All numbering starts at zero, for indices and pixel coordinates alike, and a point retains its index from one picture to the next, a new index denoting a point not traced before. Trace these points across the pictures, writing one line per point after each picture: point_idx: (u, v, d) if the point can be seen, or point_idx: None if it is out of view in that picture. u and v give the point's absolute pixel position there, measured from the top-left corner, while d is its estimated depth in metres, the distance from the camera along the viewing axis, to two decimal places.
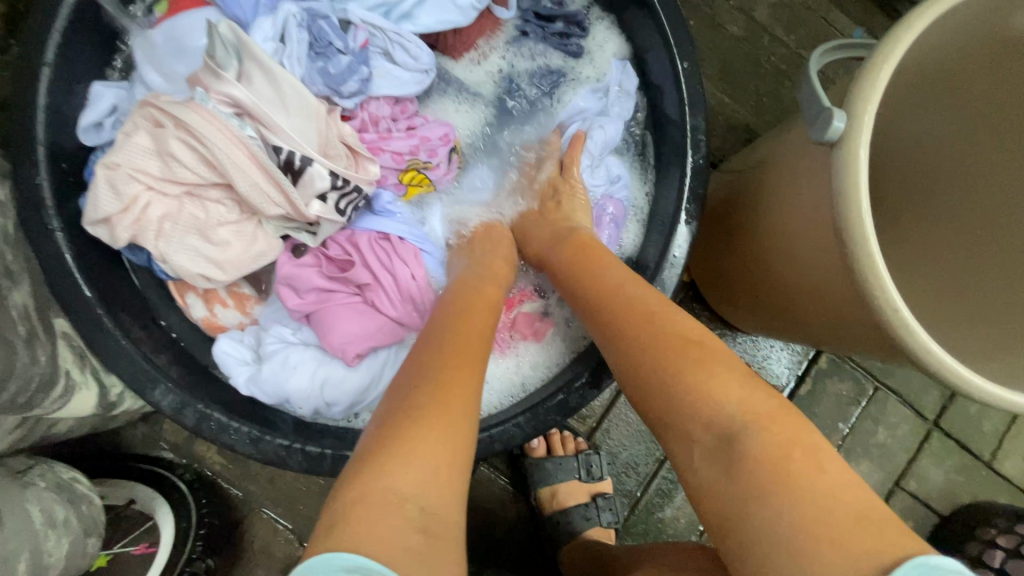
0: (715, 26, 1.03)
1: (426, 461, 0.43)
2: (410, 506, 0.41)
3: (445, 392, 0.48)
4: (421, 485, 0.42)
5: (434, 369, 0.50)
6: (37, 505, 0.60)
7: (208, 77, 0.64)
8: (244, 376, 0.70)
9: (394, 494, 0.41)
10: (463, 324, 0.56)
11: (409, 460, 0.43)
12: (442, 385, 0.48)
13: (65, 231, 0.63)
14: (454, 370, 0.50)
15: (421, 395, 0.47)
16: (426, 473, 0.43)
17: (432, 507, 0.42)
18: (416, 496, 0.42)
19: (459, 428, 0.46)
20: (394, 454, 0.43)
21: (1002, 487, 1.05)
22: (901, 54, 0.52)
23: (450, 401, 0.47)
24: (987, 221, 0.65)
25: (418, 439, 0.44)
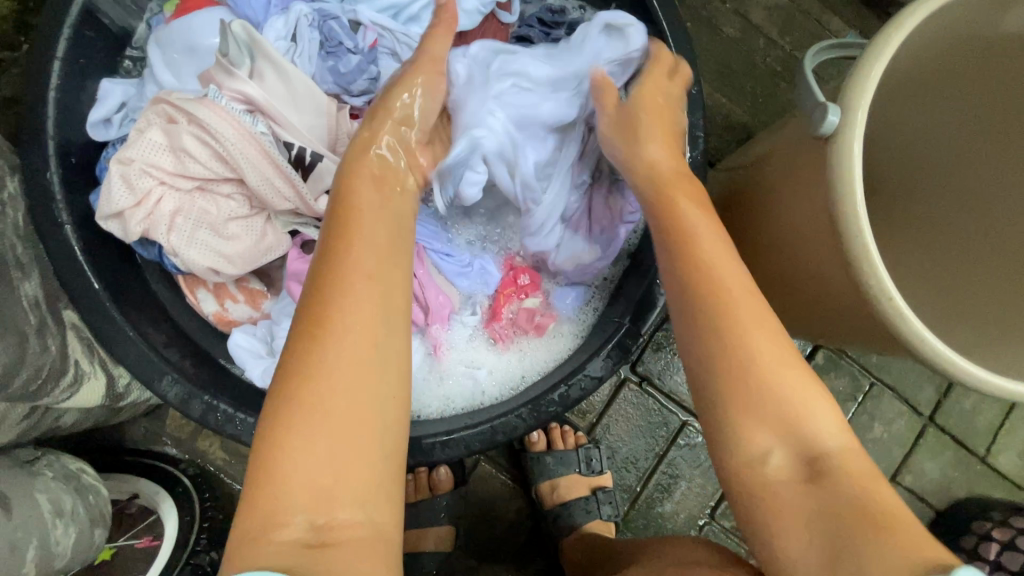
0: (711, 28, 1.05)
1: (297, 475, 0.43)
2: (296, 521, 0.42)
3: (303, 398, 0.45)
4: (299, 499, 0.43)
5: (287, 375, 0.46)
6: (46, 494, 0.61)
7: (221, 74, 0.66)
8: (259, 368, 0.71)
9: (272, 518, 0.42)
10: (332, 271, 0.50)
11: (278, 484, 0.43)
12: (297, 390, 0.45)
13: (73, 224, 0.64)
14: (313, 366, 0.46)
15: (276, 402, 0.45)
16: (304, 490, 0.43)
17: (319, 518, 0.43)
18: (297, 512, 0.42)
19: (327, 428, 0.44)
20: (265, 477, 0.43)
21: (995, 482, 1.06)
22: (892, 53, 0.54)
23: (307, 403, 0.45)
24: (980, 216, 0.66)
25: (287, 441, 0.44)
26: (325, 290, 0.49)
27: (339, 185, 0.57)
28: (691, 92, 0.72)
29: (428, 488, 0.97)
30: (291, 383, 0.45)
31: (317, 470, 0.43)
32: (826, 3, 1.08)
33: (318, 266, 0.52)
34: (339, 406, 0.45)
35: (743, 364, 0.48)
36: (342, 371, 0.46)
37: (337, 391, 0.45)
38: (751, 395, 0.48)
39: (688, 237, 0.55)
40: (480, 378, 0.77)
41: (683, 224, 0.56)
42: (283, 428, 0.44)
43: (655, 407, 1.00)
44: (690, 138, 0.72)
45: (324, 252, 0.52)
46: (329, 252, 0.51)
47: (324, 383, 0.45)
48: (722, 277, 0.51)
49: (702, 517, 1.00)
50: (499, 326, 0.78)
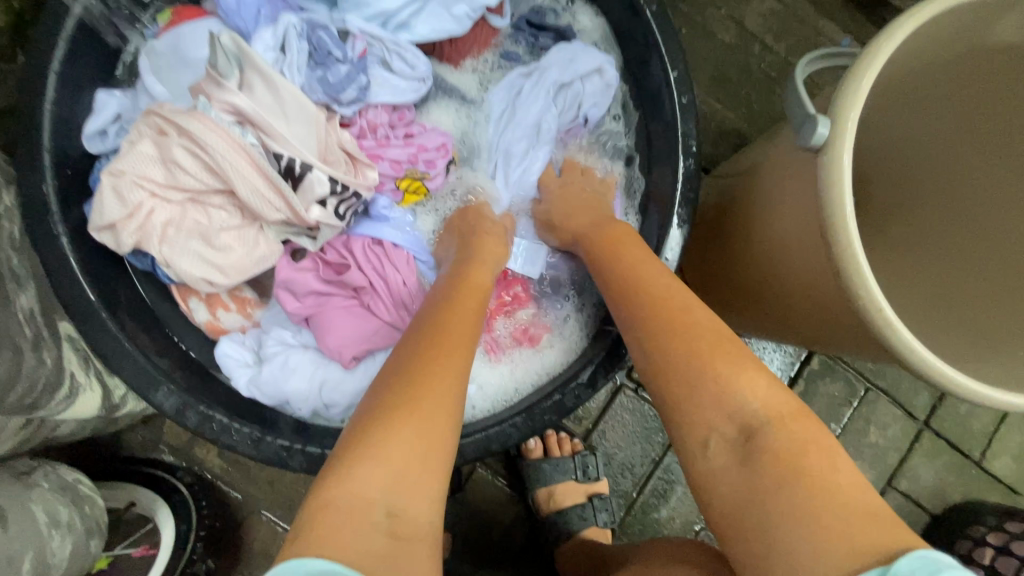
0: (706, 35, 1.05)
1: (392, 461, 0.45)
2: (376, 511, 0.43)
3: (418, 394, 0.49)
4: (388, 490, 0.44)
5: (408, 374, 0.50)
6: (41, 506, 0.61)
7: (210, 86, 0.65)
8: (245, 378, 0.72)
9: (354, 496, 0.44)
10: (451, 312, 0.58)
11: (373, 465, 0.45)
12: (416, 386, 0.49)
13: (69, 236, 0.64)
14: (432, 371, 0.51)
15: (387, 401, 0.48)
16: (392, 476, 0.45)
17: (398, 508, 0.44)
18: (381, 497, 0.44)
19: (426, 428, 0.47)
20: (363, 456, 0.45)
21: (991, 486, 1.07)
22: (881, 64, 0.54)
23: (419, 405, 0.48)
24: (969, 226, 0.67)
25: (393, 433, 0.46)
26: (451, 321, 0.57)
27: (461, 267, 0.67)
28: (682, 102, 0.72)
29: None
30: (407, 386, 0.49)
31: (407, 466, 0.45)
32: (820, 9, 1.08)
33: (428, 308, 0.60)
34: (445, 411, 0.49)
35: (705, 374, 0.51)
36: (456, 386, 0.51)
37: (445, 402, 0.49)
38: (722, 409, 0.50)
39: (639, 275, 0.61)
40: (470, 392, 0.76)
41: (625, 262, 0.64)
42: (391, 414, 0.47)
43: (650, 412, 1.01)
44: (683, 147, 0.72)
45: (446, 298, 0.61)
46: (448, 300, 0.60)
47: (436, 390, 0.49)
48: (669, 304, 0.57)
49: (698, 523, 1.00)
50: (490, 336, 0.78)
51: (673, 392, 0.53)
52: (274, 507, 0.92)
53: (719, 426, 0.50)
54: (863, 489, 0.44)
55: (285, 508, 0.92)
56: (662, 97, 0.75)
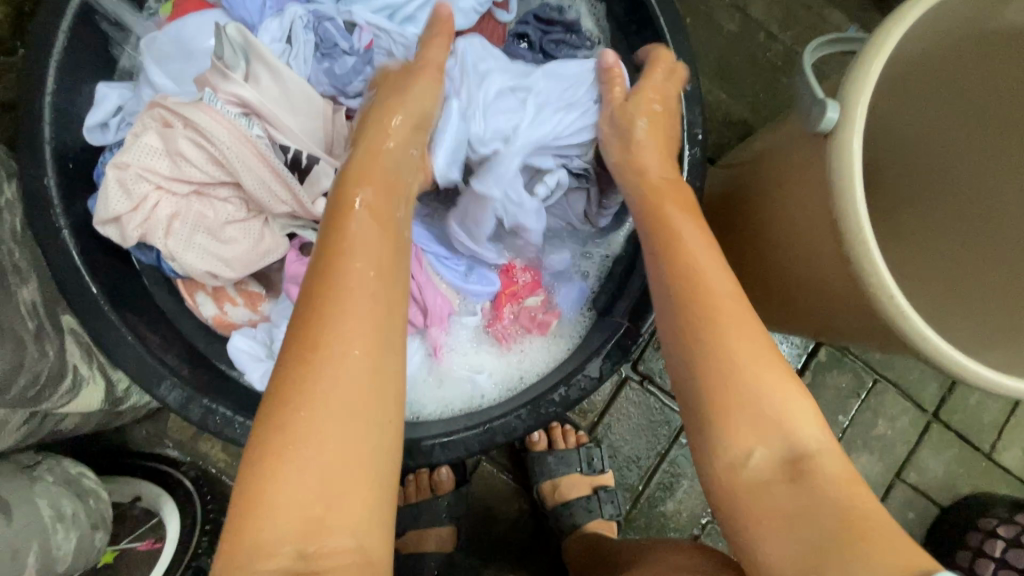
0: (711, 23, 1.04)
1: (286, 500, 0.43)
2: (282, 555, 0.42)
3: (294, 425, 0.44)
4: (287, 531, 0.43)
5: (278, 397, 0.45)
6: (47, 499, 0.61)
7: (215, 77, 0.65)
8: (260, 373, 0.71)
9: (259, 541, 0.42)
10: (329, 287, 0.49)
11: (267, 514, 0.43)
12: (292, 416, 0.44)
13: (71, 229, 0.64)
14: (303, 387, 0.45)
15: (264, 432, 0.44)
16: (291, 515, 0.43)
17: (308, 548, 0.43)
18: (288, 540, 0.42)
19: (316, 457, 0.44)
20: (254, 504, 0.43)
21: (1001, 478, 1.05)
22: (893, 46, 0.53)
23: (294, 432, 0.44)
24: (980, 212, 0.66)
25: (273, 473, 0.43)
26: (324, 318, 0.47)
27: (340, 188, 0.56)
28: (687, 89, 0.71)
29: (429, 488, 0.97)
30: (280, 410, 0.45)
31: (304, 503, 0.43)
32: None
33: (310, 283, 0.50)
34: (327, 439, 0.44)
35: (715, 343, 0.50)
36: (340, 401, 0.45)
37: (325, 418, 0.44)
38: (730, 365, 0.49)
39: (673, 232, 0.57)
40: (480, 382, 0.76)
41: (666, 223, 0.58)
42: (273, 452, 0.43)
43: (656, 405, 1.00)
44: (688, 135, 0.71)
45: (318, 275, 0.49)
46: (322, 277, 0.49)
47: (316, 410, 0.44)
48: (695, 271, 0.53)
49: (704, 516, 0.99)
50: (499, 325, 0.78)
51: (681, 344, 0.52)
52: None
53: (718, 390, 0.49)
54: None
55: None
56: None
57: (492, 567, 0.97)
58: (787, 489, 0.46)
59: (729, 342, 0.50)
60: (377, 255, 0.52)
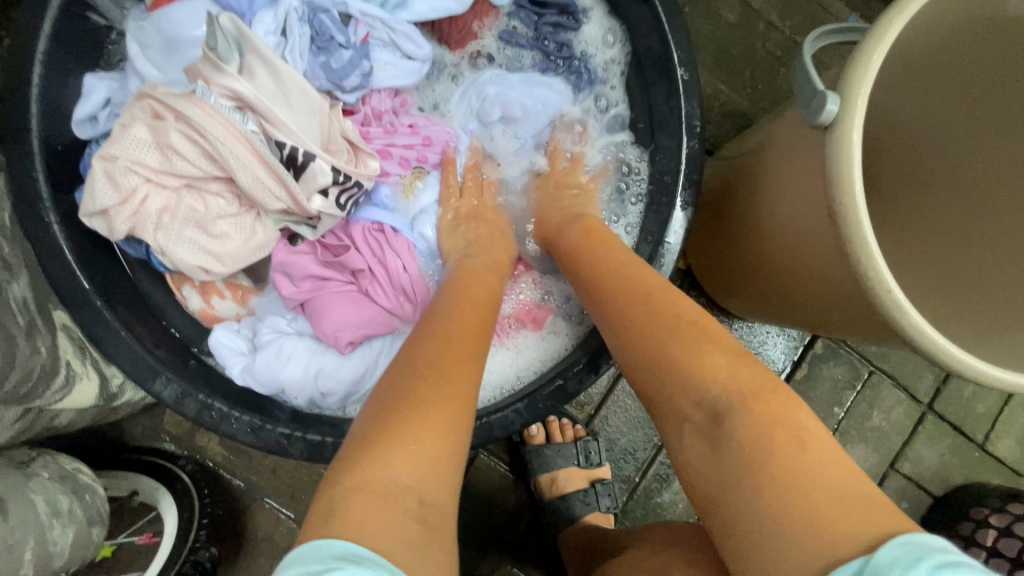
0: (709, 13, 1.03)
1: (427, 450, 0.46)
2: (410, 498, 0.44)
3: (446, 390, 0.50)
4: (416, 481, 0.45)
5: (425, 360, 0.52)
6: (42, 495, 0.61)
7: (207, 69, 0.63)
8: (241, 366, 0.70)
9: (388, 481, 0.44)
10: (470, 302, 0.61)
11: (408, 453, 0.45)
12: (446, 382, 0.50)
13: (62, 224, 0.63)
14: (451, 362, 0.52)
15: (420, 382, 0.50)
16: (421, 464, 0.45)
17: (427, 498, 0.45)
18: (414, 491, 0.44)
19: (456, 415, 0.49)
20: (405, 430, 0.46)
21: (994, 468, 1.06)
22: (892, 40, 0.52)
23: (444, 387, 0.50)
24: (976, 205, 0.66)
25: (430, 414, 0.48)
26: (474, 325, 0.58)
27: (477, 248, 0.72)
28: (685, 79, 0.70)
29: None
30: (429, 372, 0.51)
31: (438, 457, 0.47)
32: None
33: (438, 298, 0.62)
34: (467, 407, 0.50)
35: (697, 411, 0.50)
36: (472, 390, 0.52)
37: (468, 393, 0.51)
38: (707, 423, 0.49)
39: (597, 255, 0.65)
40: None
41: (610, 275, 0.62)
42: (418, 404, 0.48)
43: None
44: (687, 128, 0.70)
45: (454, 300, 0.61)
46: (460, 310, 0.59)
47: (458, 374, 0.52)
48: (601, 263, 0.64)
49: None
50: (494, 321, 0.77)
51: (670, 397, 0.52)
52: (277, 496, 0.92)
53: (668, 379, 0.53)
54: None
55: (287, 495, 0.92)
56: (664, 74, 0.73)
57: (489, 559, 0.97)
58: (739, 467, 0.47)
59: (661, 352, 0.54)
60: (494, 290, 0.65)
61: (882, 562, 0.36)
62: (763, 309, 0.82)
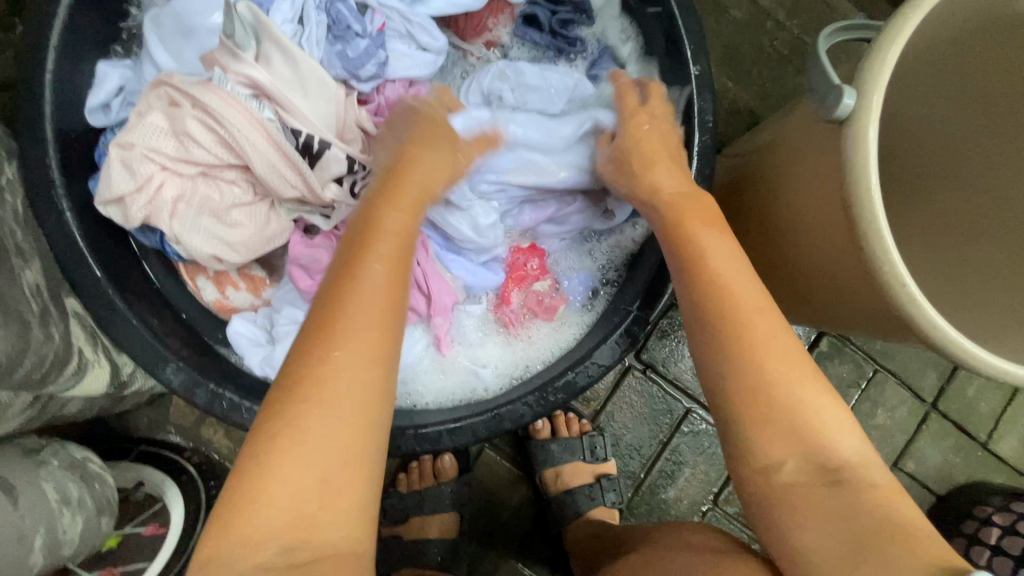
0: (718, 10, 1.03)
1: (278, 493, 0.43)
2: (271, 544, 0.43)
3: (291, 419, 0.45)
4: (276, 524, 0.43)
5: (287, 377, 0.46)
6: (52, 483, 0.61)
7: (225, 57, 0.63)
8: (259, 358, 0.70)
9: (245, 534, 0.43)
10: (353, 264, 0.51)
11: (262, 501, 0.43)
12: (290, 409, 0.45)
13: (74, 212, 0.63)
14: (308, 374, 0.46)
15: (273, 409, 0.45)
16: (283, 513, 0.43)
17: (292, 541, 0.43)
18: (274, 537, 0.43)
19: (313, 448, 0.44)
20: (256, 472, 0.43)
21: (996, 467, 1.07)
22: (909, 35, 0.53)
23: (297, 415, 0.45)
24: (985, 201, 0.66)
25: (278, 453, 0.44)
26: (340, 304, 0.48)
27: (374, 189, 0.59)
28: (698, 73, 0.70)
29: (432, 475, 0.97)
30: (284, 395, 0.46)
31: (299, 498, 0.43)
32: None
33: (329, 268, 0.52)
34: (321, 426, 0.45)
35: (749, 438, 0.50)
36: (337, 400, 0.45)
37: (327, 409, 0.45)
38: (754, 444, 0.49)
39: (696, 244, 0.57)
40: (484, 375, 0.75)
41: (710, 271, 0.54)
42: (273, 443, 0.44)
43: (659, 394, 1.01)
44: (699, 123, 0.70)
45: (337, 271, 0.51)
46: (332, 287, 0.50)
47: (322, 387, 0.45)
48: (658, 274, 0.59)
49: (705, 503, 1.00)
50: (508, 311, 0.78)
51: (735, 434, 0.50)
52: None
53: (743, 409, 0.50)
54: (874, 479, 0.47)
55: None
56: (677, 69, 0.73)
57: (494, 553, 0.97)
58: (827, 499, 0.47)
59: (756, 381, 0.49)
60: (393, 241, 0.54)
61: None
62: (769, 304, 0.83)
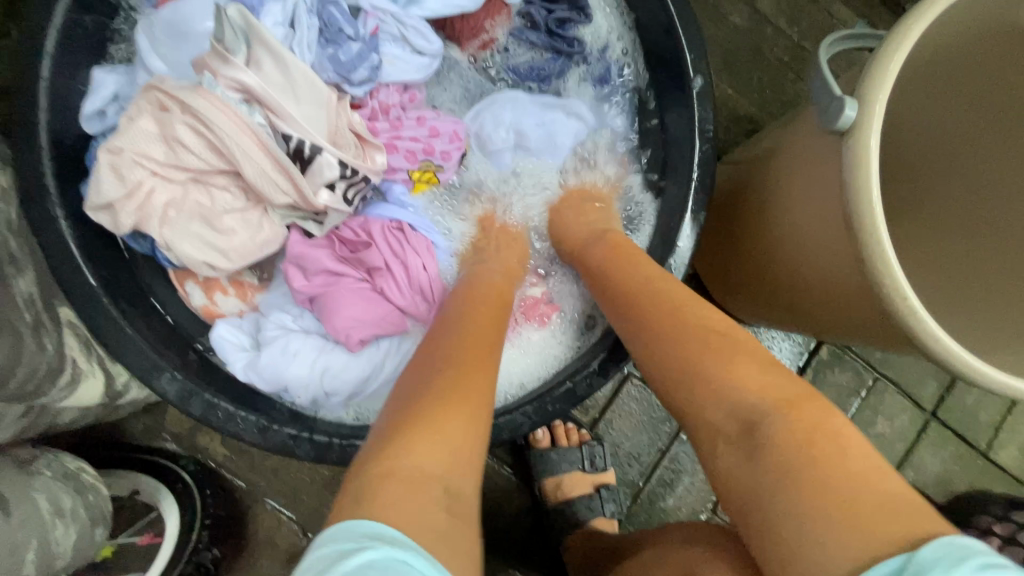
0: (719, 17, 1.03)
1: (449, 438, 0.47)
2: (436, 486, 0.44)
3: (463, 381, 0.51)
4: (441, 467, 0.45)
5: (441, 356, 0.55)
6: (45, 495, 0.60)
7: (215, 61, 0.63)
8: (242, 363, 0.70)
9: (410, 470, 0.44)
10: (477, 298, 0.65)
11: (438, 441, 0.46)
12: (466, 372, 0.52)
13: (69, 220, 0.62)
14: (474, 354, 0.55)
15: (442, 371, 0.52)
16: (446, 457, 0.46)
17: (453, 486, 0.45)
18: (440, 477, 0.44)
19: (482, 407, 0.50)
20: (435, 417, 0.47)
21: (997, 476, 1.06)
22: (911, 46, 0.52)
23: (469, 378, 0.52)
24: (987, 212, 0.66)
25: (457, 402, 0.49)
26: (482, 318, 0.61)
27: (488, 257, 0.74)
28: (698, 82, 0.70)
29: None
30: (448, 365, 0.53)
31: (462, 448, 0.47)
32: None
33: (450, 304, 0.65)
34: (489, 393, 0.52)
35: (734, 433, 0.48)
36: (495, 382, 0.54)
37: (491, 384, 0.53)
38: None
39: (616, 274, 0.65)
40: None
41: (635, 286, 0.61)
42: (446, 396, 0.49)
43: (657, 402, 1.00)
44: (699, 132, 0.70)
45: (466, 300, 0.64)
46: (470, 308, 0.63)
47: (480, 365, 0.54)
48: (617, 276, 0.64)
49: (704, 511, 1.00)
50: None
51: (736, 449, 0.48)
52: (279, 496, 0.91)
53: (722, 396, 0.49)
54: None
55: (290, 496, 0.91)
56: (678, 77, 0.72)
57: (491, 563, 0.96)
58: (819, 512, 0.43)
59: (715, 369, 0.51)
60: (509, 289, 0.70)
61: (923, 559, 0.35)
62: (769, 313, 0.83)
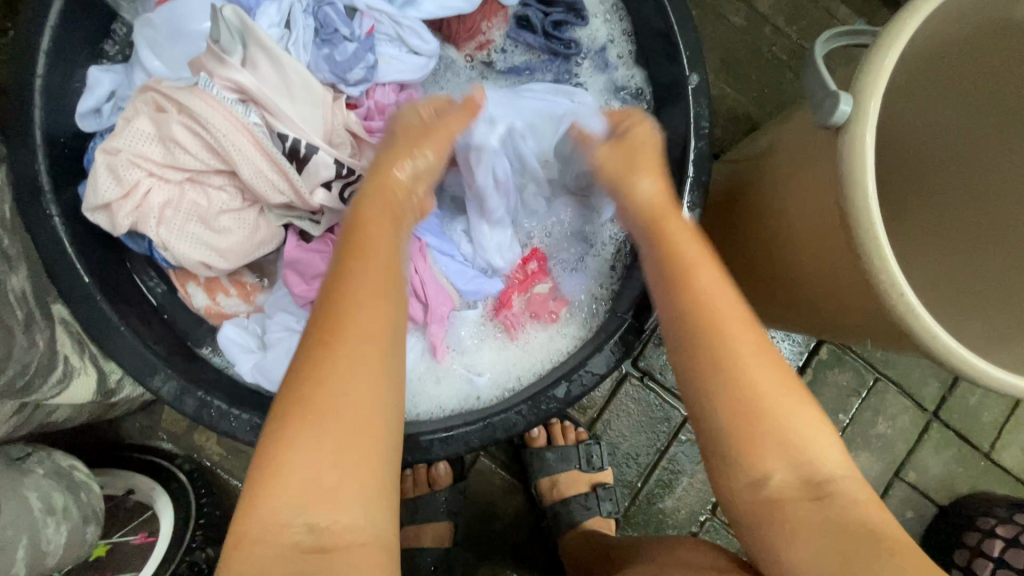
0: (717, 16, 1.02)
1: (298, 476, 0.44)
2: (296, 527, 0.43)
3: (308, 403, 0.45)
4: (299, 505, 0.43)
5: (296, 361, 0.48)
6: (37, 492, 0.60)
7: (211, 62, 0.63)
8: (250, 365, 0.70)
9: (266, 519, 0.43)
10: (352, 256, 0.53)
11: (283, 484, 0.44)
12: (307, 391, 0.46)
13: (63, 218, 0.62)
14: (322, 355, 0.47)
15: (292, 387, 0.46)
16: (307, 494, 0.44)
17: (316, 522, 0.43)
18: (298, 517, 0.43)
19: (332, 424, 0.45)
20: (277, 455, 0.44)
21: (1000, 478, 1.05)
22: (906, 42, 0.52)
23: (310, 395, 0.45)
24: (986, 210, 0.65)
25: (299, 429, 0.45)
26: (344, 285, 0.50)
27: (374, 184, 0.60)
28: (694, 79, 0.69)
29: (426, 483, 0.96)
30: (300, 376, 0.47)
31: (320, 475, 0.44)
32: None
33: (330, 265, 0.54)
34: (343, 400, 0.45)
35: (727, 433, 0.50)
36: (350, 378, 0.46)
37: (344, 387, 0.46)
38: None
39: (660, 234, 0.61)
40: (478, 384, 0.74)
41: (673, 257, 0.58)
42: (296, 425, 0.45)
43: (656, 402, 0.99)
44: (696, 129, 0.69)
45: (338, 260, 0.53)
46: (336, 277, 0.52)
47: (331, 365, 0.46)
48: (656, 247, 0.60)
49: (703, 513, 0.99)
50: (508, 314, 0.78)
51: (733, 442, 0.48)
52: None
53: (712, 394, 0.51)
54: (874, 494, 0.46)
55: None
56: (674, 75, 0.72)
57: (487, 564, 0.96)
58: (811, 509, 0.46)
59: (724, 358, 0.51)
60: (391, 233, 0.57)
61: None
62: (768, 311, 0.82)
